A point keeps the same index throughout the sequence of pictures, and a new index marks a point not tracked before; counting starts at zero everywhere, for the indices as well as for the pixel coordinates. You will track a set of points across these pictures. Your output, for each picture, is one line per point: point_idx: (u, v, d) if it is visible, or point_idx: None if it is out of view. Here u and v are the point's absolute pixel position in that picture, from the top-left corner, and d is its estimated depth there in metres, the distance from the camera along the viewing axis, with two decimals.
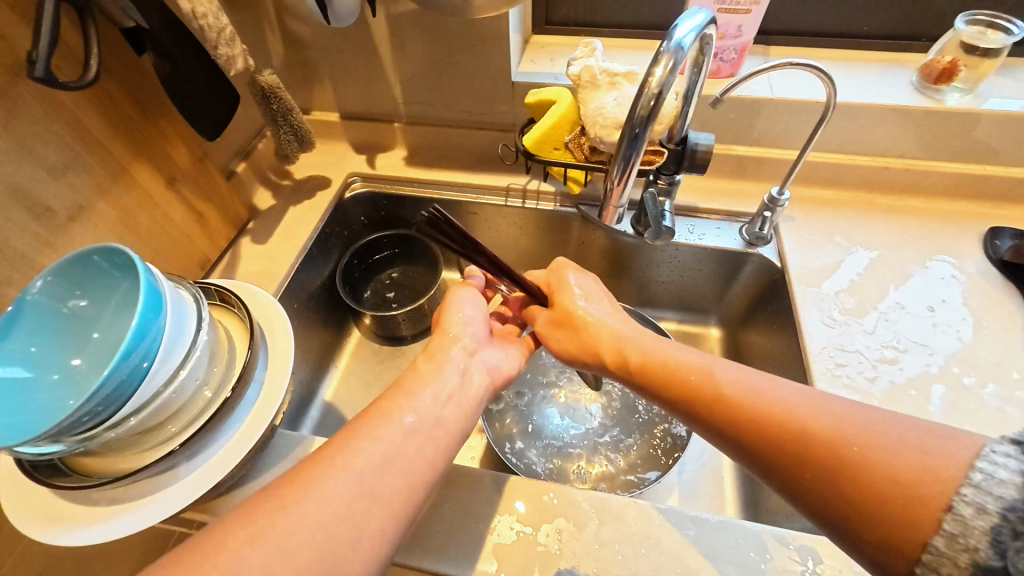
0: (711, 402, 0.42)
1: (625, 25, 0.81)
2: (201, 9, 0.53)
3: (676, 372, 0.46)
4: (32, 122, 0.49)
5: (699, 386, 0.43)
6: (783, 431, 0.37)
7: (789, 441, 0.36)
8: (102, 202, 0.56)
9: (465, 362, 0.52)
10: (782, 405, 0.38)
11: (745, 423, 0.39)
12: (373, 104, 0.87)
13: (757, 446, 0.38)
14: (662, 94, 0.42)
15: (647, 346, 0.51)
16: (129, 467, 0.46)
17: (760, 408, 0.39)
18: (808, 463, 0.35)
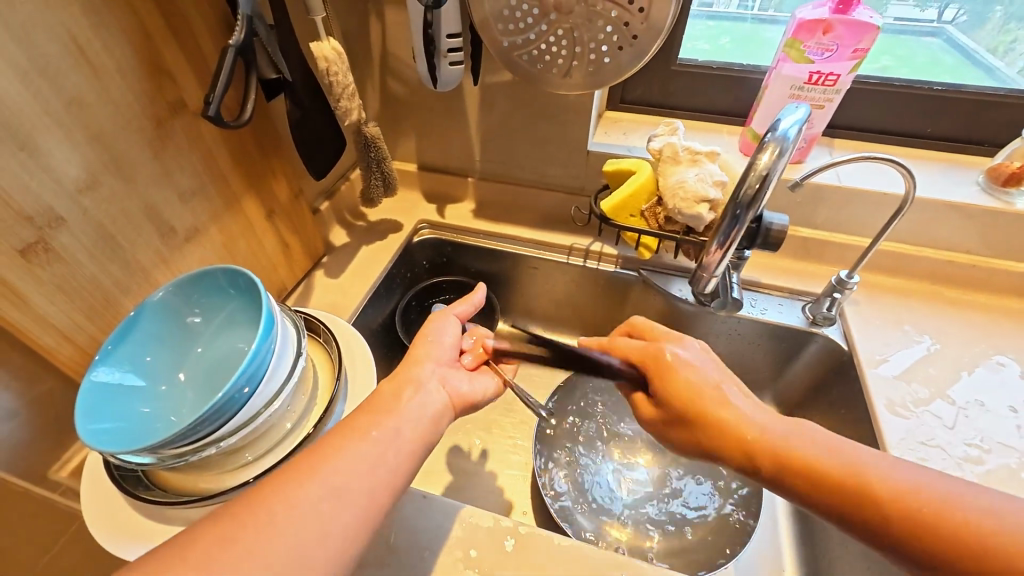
0: (834, 492, 0.38)
1: (693, 109, 0.87)
2: (334, 68, 0.59)
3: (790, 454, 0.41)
4: (177, 152, 0.53)
5: (822, 472, 0.39)
6: (934, 530, 0.34)
7: (941, 542, 0.34)
8: (214, 227, 0.60)
9: (432, 381, 0.50)
10: (919, 495, 0.36)
11: (883, 518, 0.36)
12: (451, 159, 0.93)
13: (898, 543, 0.35)
14: (769, 176, 0.47)
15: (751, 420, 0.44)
16: (208, 489, 0.47)
17: (897, 500, 0.36)
18: (967, 566, 0.33)
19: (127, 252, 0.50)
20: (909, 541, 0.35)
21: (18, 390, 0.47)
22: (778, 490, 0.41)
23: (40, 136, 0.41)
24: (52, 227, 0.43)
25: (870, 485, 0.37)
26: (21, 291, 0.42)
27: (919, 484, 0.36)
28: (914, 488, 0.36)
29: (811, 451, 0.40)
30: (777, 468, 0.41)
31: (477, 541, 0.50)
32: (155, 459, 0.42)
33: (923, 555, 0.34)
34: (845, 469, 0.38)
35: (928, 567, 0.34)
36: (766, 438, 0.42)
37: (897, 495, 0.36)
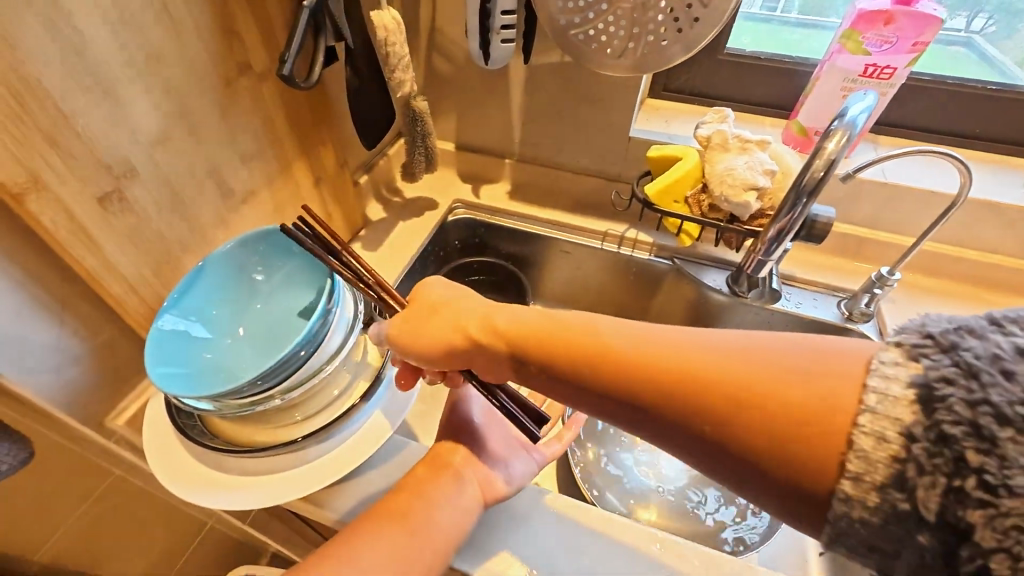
0: (629, 380, 0.35)
1: (737, 99, 0.87)
2: (393, 38, 0.59)
3: (546, 333, 0.39)
4: (240, 113, 0.54)
5: (575, 342, 0.37)
6: (673, 385, 0.33)
7: (680, 398, 0.33)
8: (267, 191, 0.61)
9: (470, 471, 0.50)
10: (701, 363, 0.33)
11: (670, 398, 0.33)
12: (490, 140, 0.93)
13: (675, 419, 0.33)
14: (831, 168, 0.47)
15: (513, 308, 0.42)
16: (260, 443, 0.48)
17: (684, 377, 0.33)
18: (735, 428, 0.31)
19: (191, 209, 0.51)
20: (687, 410, 0.32)
21: (84, 337, 0.48)
22: (537, 376, 0.40)
23: (122, 86, 0.42)
24: (127, 177, 0.44)
25: (661, 362, 0.34)
26: (96, 239, 0.43)
27: (706, 348, 0.34)
28: (704, 357, 0.33)
29: (610, 337, 0.37)
30: (529, 351, 0.39)
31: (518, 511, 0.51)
32: (220, 407, 0.43)
33: (698, 428, 0.32)
34: (643, 349, 0.35)
35: (703, 439, 0.32)
36: (499, 320, 0.41)
37: (688, 366, 0.33)
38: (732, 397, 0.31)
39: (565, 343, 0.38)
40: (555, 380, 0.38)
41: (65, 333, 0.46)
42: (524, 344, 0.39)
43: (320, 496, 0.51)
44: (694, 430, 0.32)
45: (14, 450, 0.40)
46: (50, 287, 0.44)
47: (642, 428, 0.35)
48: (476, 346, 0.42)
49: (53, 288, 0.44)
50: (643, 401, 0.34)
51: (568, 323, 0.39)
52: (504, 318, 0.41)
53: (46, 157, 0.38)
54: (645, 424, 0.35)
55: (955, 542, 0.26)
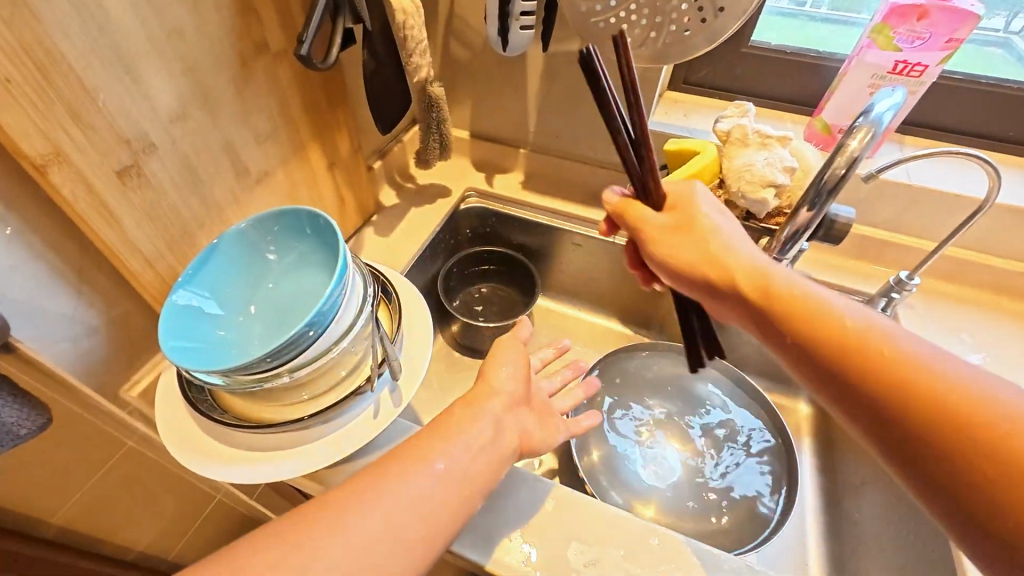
0: (859, 367, 0.34)
1: (759, 94, 0.85)
2: (411, 22, 0.59)
3: (782, 292, 0.39)
4: (257, 93, 0.54)
5: (801, 301, 0.37)
6: (881, 376, 0.33)
7: (881, 389, 0.32)
8: (282, 172, 0.61)
9: (501, 415, 0.46)
10: (939, 377, 0.31)
11: (888, 398, 0.32)
12: (505, 128, 0.93)
13: (882, 415, 0.32)
14: (854, 166, 0.45)
15: (749, 251, 0.42)
16: (267, 419, 0.48)
17: (922, 386, 0.31)
18: (954, 444, 0.29)
19: (206, 186, 0.52)
20: (898, 402, 0.32)
21: (101, 309, 0.49)
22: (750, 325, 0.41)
23: (143, 61, 0.42)
24: (145, 152, 0.45)
25: (897, 359, 0.32)
26: (114, 213, 0.44)
27: (964, 378, 0.31)
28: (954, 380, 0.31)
29: (837, 318, 0.36)
30: (761, 296, 0.39)
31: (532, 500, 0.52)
32: (230, 383, 0.44)
33: (897, 428, 0.32)
34: (884, 341, 0.33)
35: (900, 441, 0.32)
36: (745, 263, 0.41)
37: (921, 375, 0.31)
38: (955, 414, 0.30)
39: (779, 300, 0.38)
40: (768, 337, 0.39)
41: (82, 304, 0.47)
42: (748, 289, 0.40)
43: (324, 474, 0.52)
44: (912, 436, 0.31)
45: (34, 417, 0.42)
46: (69, 259, 0.45)
47: (843, 415, 0.35)
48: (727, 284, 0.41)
49: (72, 260, 0.45)
50: (849, 383, 0.34)
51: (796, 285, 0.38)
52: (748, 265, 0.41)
53: (67, 129, 0.39)
54: (845, 409, 0.35)
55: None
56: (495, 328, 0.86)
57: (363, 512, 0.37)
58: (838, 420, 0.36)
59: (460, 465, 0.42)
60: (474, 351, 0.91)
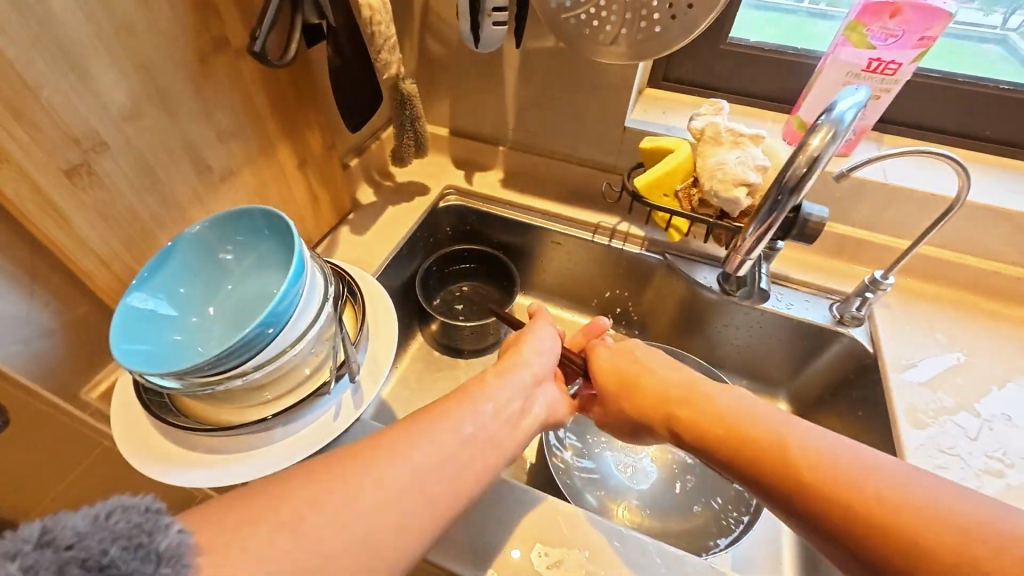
0: (785, 467, 0.38)
1: (738, 92, 0.84)
2: (378, 17, 0.58)
3: (720, 417, 0.44)
4: (218, 90, 0.53)
5: (745, 435, 0.42)
6: (843, 509, 0.34)
7: (838, 513, 0.34)
8: (248, 171, 0.60)
9: (528, 392, 0.51)
10: (864, 483, 0.34)
11: (805, 496, 0.36)
12: (485, 126, 0.92)
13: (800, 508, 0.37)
14: (814, 166, 0.45)
15: (703, 402, 0.47)
16: (228, 422, 0.48)
17: (839, 488, 0.35)
18: (866, 549, 0.33)
19: (165, 184, 0.51)
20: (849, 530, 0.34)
21: (57, 310, 0.48)
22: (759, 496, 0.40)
23: (90, 57, 0.41)
24: (96, 151, 0.44)
25: (780, 452, 0.39)
26: (65, 212, 0.43)
27: (870, 472, 0.35)
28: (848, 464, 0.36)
29: (710, 412, 0.46)
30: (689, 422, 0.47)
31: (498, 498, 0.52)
32: (183, 386, 0.43)
33: (822, 525, 0.35)
34: (780, 446, 0.39)
35: (823, 533, 0.35)
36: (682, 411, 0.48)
37: (847, 475, 0.35)
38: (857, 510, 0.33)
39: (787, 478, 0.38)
40: (760, 486, 0.40)
41: (36, 304, 0.46)
42: (706, 436, 0.45)
43: None
44: (850, 538, 0.34)
45: None
46: (20, 259, 0.44)
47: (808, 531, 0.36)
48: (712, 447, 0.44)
49: (23, 259, 0.44)
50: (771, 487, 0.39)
51: (718, 408, 0.45)
52: (628, 373, 0.57)
53: (8, 126, 0.38)
54: (811, 530, 0.36)
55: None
56: (472, 328, 0.85)
57: (394, 466, 0.36)
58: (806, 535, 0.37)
59: (483, 432, 0.43)
60: (453, 350, 0.91)
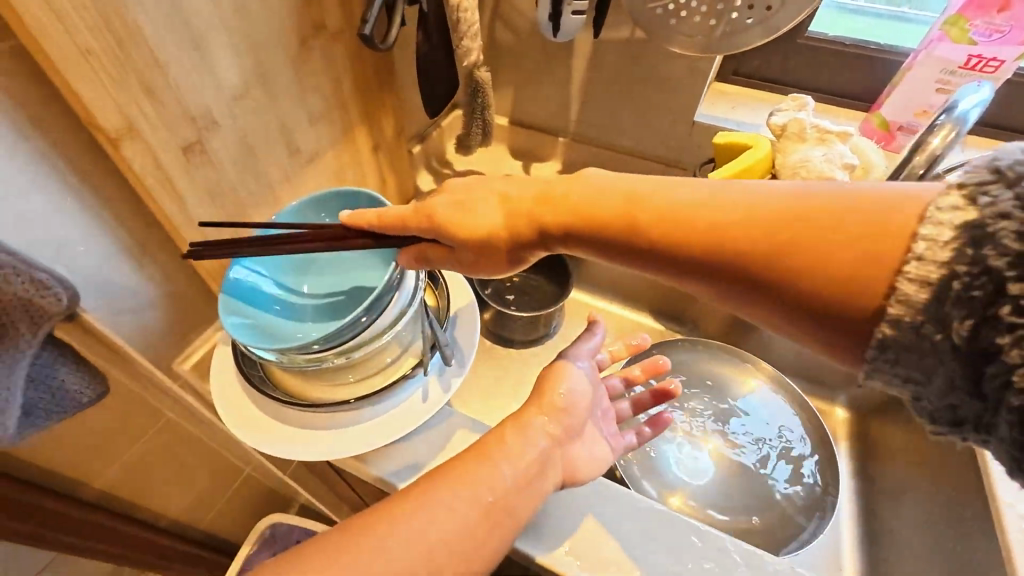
0: (654, 228, 0.39)
1: (813, 88, 0.82)
2: (465, 4, 0.58)
3: (603, 200, 0.42)
4: (312, 73, 0.54)
5: (627, 207, 0.41)
6: (721, 245, 0.36)
7: (740, 242, 0.36)
8: (330, 154, 0.61)
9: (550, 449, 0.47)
10: (767, 215, 0.35)
11: (723, 250, 0.36)
12: (547, 116, 0.91)
13: (733, 268, 0.36)
14: (929, 170, 0.44)
15: (569, 184, 0.44)
16: (316, 397, 0.49)
17: (695, 226, 0.38)
18: (802, 282, 0.34)
19: (260, 164, 0.52)
20: (739, 259, 0.36)
21: (159, 283, 0.50)
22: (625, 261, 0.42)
23: (210, 37, 0.42)
24: (208, 129, 0.45)
25: (659, 217, 0.39)
26: (179, 188, 0.44)
27: (750, 201, 0.37)
28: (697, 205, 0.38)
29: (607, 199, 0.42)
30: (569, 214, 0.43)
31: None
32: (286, 362, 0.44)
33: (752, 279, 0.36)
34: (648, 209, 0.40)
35: (758, 289, 0.36)
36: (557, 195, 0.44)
37: (715, 215, 0.37)
38: (801, 250, 0.33)
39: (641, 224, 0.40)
40: (630, 246, 0.41)
41: (143, 277, 0.48)
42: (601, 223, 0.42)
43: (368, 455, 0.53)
44: (750, 269, 0.36)
45: (91, 386, 0.46)
46: (134, 232, 0.46)
47: (695, 280, 0.39)
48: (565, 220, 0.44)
49: (137, 233, 0.46)
50: (696, 262, 0.38)
51: (608, 185, 0.43)
52: (553, 195, 0.44)
53: (139, 102, 0.39)
54: (701, 279, 0.38)
55: (983, 365, 0.27)
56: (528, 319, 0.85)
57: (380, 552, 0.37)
58: (712, 290, 0.39)
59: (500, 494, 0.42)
60: (505, 339, 0.91)
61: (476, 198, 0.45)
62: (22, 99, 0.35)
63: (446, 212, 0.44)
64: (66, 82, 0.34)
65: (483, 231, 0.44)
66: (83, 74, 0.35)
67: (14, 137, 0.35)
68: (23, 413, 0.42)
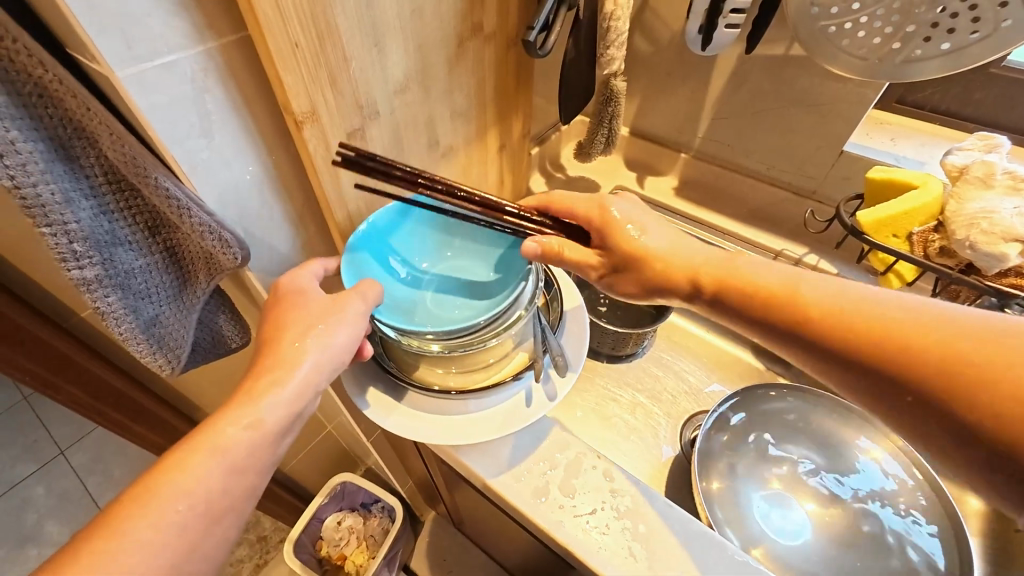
0: (808, 322, 0.41)
1: (998, 126, 0.71)
2: (618, 13, 0.57)
3: (760, 285, 0.44)
4: (462, 73, 0.57)
5: (783, 294, 0.43)
6: (877, 353, 0.37)
7: (895, 357, 0.36)
8: (463, 149, 0.64)
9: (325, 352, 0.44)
10: (929, 334, 0.35)
11: (875, 354, 0.37)
12: (670, 130, 0.88)
13: (884, 374, 0.36)
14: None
15: (732, 264, 0.47)
16: (423, 379, 0.51)
17: (852, 329, 0.38)
18: (958, 403, 0.33)
19: (404, 154, 0.55)
20: (894, 370, 0.36)
21: (304, 253, 0.55)
22: (775, 346, 0.44)
23: (388, 33, 0.46)
24: (371, 118, 0.49)
25: (811, 309, 0.41)
26: (338, 170, 0.48)
27: (916, 315, 0.36)
28: (854, 305, 0.39)
29: (767, 281, 0.44)
30: (723, 289, 0.46)
31: (591, 479, 0.52)
32: (407, 341, 0.47)
33: (900, 390, 0.36)
34: (801, 296, 0.42)
35: (906, 399, 0.35)
36: (718, 275, 0.46)
37: (873, 322, 0.37)
38: (965, 373, 0.33)
39: (797, 314, 0.41)
40: (784, 334, 0.42)
41: (294, 246, 0.53)
42: (755, 303, 0.44)
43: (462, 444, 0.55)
44: (906, 384, 0.35)
45: (239, 333, 0.52)
46: (294, 204, 0.50)
47: (845, 381, 0.39)
48: (720, 292, 0.46)
49: (296, 206, 0.51)
50: (840, 360, 0.39)
51: (767, 275, 0.44)
52: (709, 268, 0.47)
53: (324, 91, 0.43)
54: (851, 379, 0.39)
55: None
56: (621, 336, 0.83)
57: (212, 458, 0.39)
58: (862, 395, 0.39)
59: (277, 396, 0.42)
60: (593, 351, 0.90)
61: (630, 222, 0.50)
62: (238, 82, 0.40)
63: (609, 220, 0.50)
64: (276, 71, 0.38)
65: (640, 252, 0.49)
66: (290, 65, 0.39)
67: (226, 113, 0.40)
68: (190, 349, 0.49)
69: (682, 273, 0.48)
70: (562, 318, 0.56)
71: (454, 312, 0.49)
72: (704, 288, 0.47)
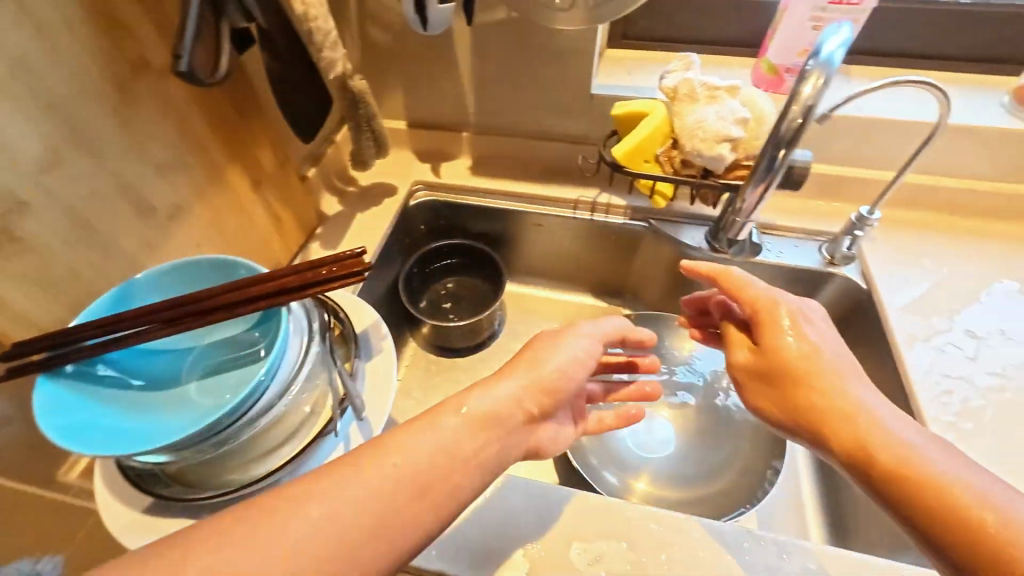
0: (826, 431, 0.42)
1: (704, 41, 0.82)
2: (314, 11, 0.53)
3: (800, 377, 0.45)
4: (147, 123, 0.48)
5: (809, 378, 0.44)
6: (873, 471, 0.39)
7: (882, 478, 0.38)
8: (200, 205, 0.55)
9: None
10: (903, 455, 0.38)
11: (878, 475, 0.38)
12: (445, 114, 0.87)
13: (873, 485, 0.39)
14: (810, 112, 0.48)
15: (813, 354, 0.46)
16: (225, 480, 0.44)
17: (850, 444, 0.40)
18: (928, 524, 0.35)
19: (105, 234, 0.46)
20: (880, 488, 0.38)
21: None
22: (777, 424, 0.47)
23: None
24: (17, 213, 0.40)
25: (823, 415, 0.43)
26: None
27: (886, 438, 0.39)
28: (863, 420, 0.41)
29: (834, 392, 0.43)
30: (789, 385, 0.45)
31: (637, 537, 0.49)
32: (176, 454, 0.39)
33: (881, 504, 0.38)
34: (829, 392, 0.43)
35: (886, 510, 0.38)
36: (797, 361, 0.46)
37: (868, 443, 0.39)
38: (935, 498, 0.35)
39: (821, 426, 0.42)
40: (796, 430, 0.45)
41: None
42: (805, 410, 0.44)
43: None
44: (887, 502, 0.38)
45: None
46: None
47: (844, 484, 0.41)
48: (768, 371, 0.47)
49: None
50: (846, 463, 0.41)
51: (818, 374, 0.44)
52: (778, 319, 0.48)
53: None
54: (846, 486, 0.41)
55: None
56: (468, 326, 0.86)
57: None
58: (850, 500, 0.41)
59: None
60: (450, 349, 0.91)
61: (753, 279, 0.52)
62: None
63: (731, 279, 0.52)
64: None
65: (750, 295, 0.51)
66: None
67: None
68: None
69: (764, 319, 0.49)
70: (358, 349, 0.52)
71: (221, 397, 0.42)
72: (750, 372, 0.49)
